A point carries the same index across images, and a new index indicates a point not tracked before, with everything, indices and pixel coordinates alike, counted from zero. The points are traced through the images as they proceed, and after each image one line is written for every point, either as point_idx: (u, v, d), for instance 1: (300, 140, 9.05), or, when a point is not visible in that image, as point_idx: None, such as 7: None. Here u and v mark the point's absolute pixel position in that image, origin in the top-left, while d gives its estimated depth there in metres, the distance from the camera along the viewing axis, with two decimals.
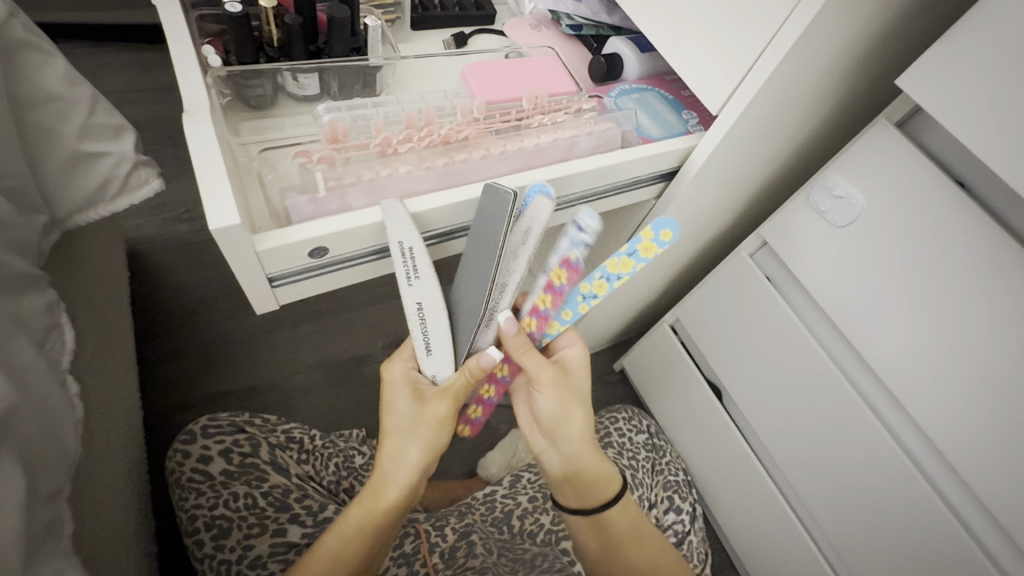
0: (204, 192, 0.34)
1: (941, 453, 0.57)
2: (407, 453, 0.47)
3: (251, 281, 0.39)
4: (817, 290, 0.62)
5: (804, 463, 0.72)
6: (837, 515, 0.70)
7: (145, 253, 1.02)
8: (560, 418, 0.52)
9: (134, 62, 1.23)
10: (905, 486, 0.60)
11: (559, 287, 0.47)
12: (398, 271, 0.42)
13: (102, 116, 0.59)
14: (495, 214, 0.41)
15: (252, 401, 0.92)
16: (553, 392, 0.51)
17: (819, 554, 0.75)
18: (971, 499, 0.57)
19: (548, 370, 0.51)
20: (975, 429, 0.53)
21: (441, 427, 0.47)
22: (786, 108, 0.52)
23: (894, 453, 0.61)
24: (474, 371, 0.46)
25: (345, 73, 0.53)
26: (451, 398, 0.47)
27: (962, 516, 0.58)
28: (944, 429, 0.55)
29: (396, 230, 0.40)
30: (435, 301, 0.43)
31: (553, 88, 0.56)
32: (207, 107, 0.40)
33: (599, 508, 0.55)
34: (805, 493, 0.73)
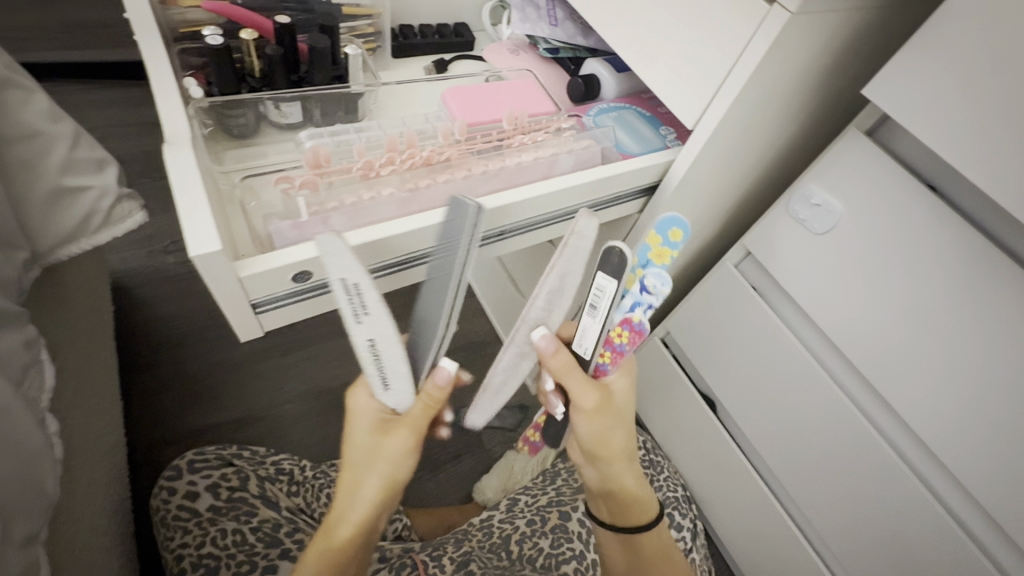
0: (184, 220, 0.34)
1: (936, 456, 0.57)
2: (367, 486, 0.45)
3: (235, 308, 0.39)
4: (803, 297, 0.63)
5: (802, 472, 0.72)
6: (839, 524, 0.69)
7: (130, 287, 1.00)
8: (598, 441, 0.51)
9: (120, 97, 1.24)
10: (904, 491, 0.60)
11: (619, 347, 0.47)
12: (345, 308, 0.38)
13: (84, 151, 0.59)
14: (461, 229, 0.38)
15: (241, 434, 0.90)
16: (594, 419, 0.48)
17: (823, 565, 0.73)
18: (966, 500, 0.57)
19: (590, 394, 0.46)
20: (966, 430, 0.53)
21: (399, 460, 0.44)
22: (759, 121, 0.54)
23: (890, 459, 0.60)
24: (433, 395, 0.42)
25: (327, 100, 0.54)
26: (409, 428, 0.43)
27: (960, 518, 0.57)
28: (935, 431, 0.55)
29: (338, 267, 0.37)
30: (387, 336, 0.38)
31: (532, 108, 0.57)
32: (188, 136, 0.40)
33: (632, 527, 0.56)
34: (803, 502, 0.73)
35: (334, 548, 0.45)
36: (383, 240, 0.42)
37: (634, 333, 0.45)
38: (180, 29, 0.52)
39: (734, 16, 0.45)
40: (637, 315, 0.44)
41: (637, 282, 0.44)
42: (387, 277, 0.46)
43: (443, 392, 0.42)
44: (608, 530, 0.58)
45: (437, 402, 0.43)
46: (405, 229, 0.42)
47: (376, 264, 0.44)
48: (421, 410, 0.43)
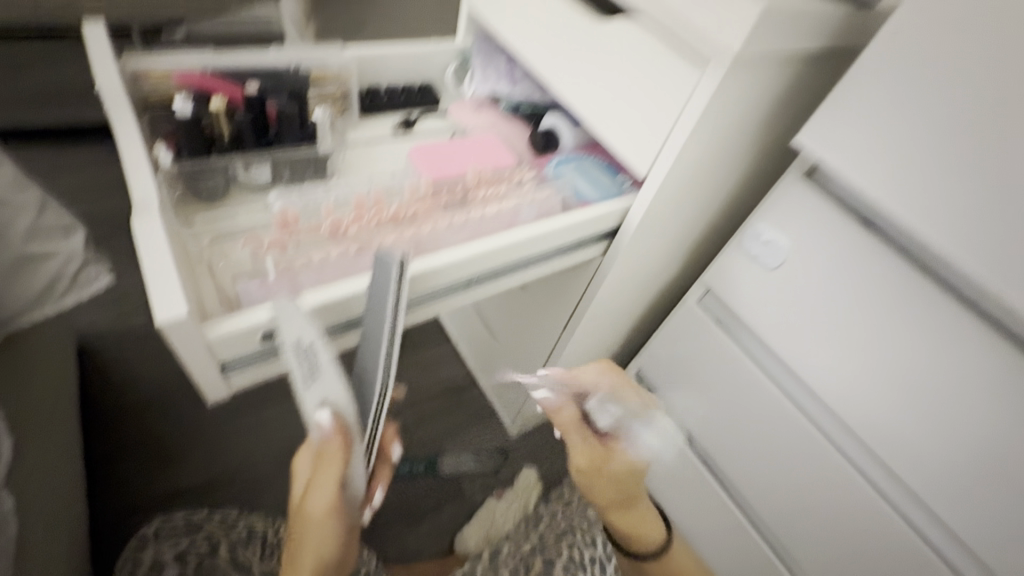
0: (151, 287, 0.35)
1: (901, 479, 0.58)
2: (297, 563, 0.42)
3: (202, 370, 0.39)
4: (763, 328, 0.66)
5: (779, 504, 0.72)
6: (819, 554, 0.69)
7: (96, 348, 0.98)
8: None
9: (90, 159, 1.25)
10: (875, 515, 0.61)
11: None
12: (297, 372, 0.39)
13: (51, 217, 0.60)
14: (387, 283, 0.40)
15: (211, 496, 0.87)
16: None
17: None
18: (934, 524, 0.57)
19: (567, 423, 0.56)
20: (924, 452, 0.54)
21: (325, 515, 0.41)
22: (706, 169, 0.58)
23: (856, 481, 0.62)
24: (331, 433, 0.39)
25: (296, 161, 0.56)
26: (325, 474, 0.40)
27: (932, 543, 0.58)
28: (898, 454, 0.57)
29: (293, 329, 0.39)
30: (339, 396, 0.38)
31: (495, 162, 0.60)
32: (157, 204, 0.41)
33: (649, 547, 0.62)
34: (782, 533, 0.73)
35: None
36: (332, 301, 0.42)
37: None
38: (151, 98, 0.54)
39: (675, 78, 0.49)
40: None
41: None
42: (344, 336, 0.47)
43: (336, 444, 0.38)
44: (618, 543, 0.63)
45: (333, 458, 0.39)
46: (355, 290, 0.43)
47: (329, 325, 0.44)
48: (327, 452, 0.39)
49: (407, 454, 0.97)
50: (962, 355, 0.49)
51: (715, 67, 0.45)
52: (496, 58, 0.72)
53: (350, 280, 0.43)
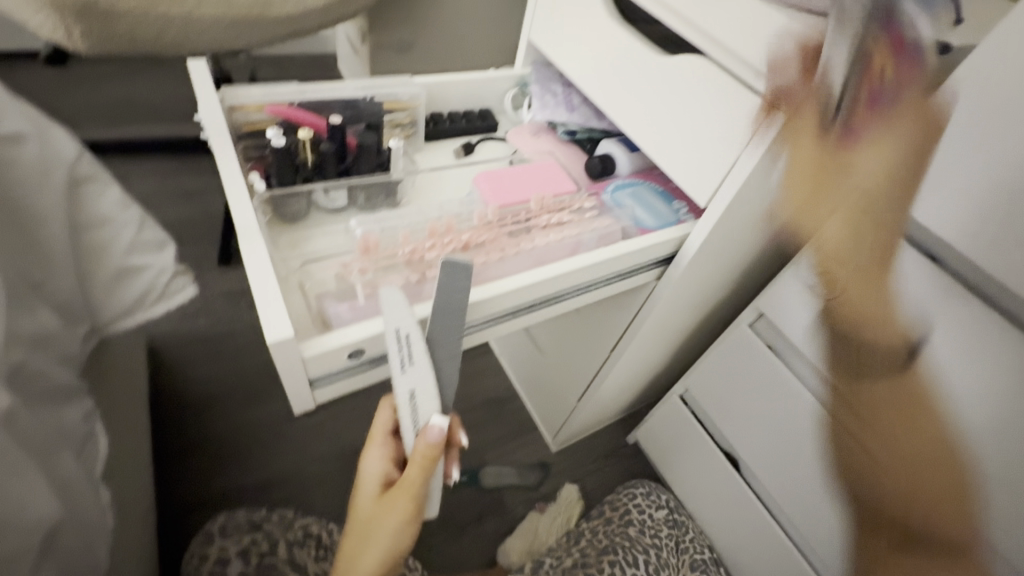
0: (262, 309, 0.38)
1: None
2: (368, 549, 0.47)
3: (294, 385, 0.43)
4: (819, 357, 0.65)
5: (824, 524, 0.71)
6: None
7: (164, 349, 1.05)
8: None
9: (160, 169, 1.33)
10: None
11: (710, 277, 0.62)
12: (393, 357, 0.43)
13: (149, 232, 0.66)
14: (457, 284, 0.44)
15: (266, 495, 0.91)
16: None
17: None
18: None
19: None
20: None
21: (395, 529, 0.47)
22: (766, 199, 0.58)
23: None
24: (426, 451, 0.43)
25: (371, 187, 0.60)
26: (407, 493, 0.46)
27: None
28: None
29: (394, 317, 0.43)
30: (426, 388, 0.43)
31: (556, 188, 0.62)
32: (257, 230, 0.45)
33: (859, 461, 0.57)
34: (824, 554, 0.72)
35: None
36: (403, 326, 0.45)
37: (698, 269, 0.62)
38: (244, 128, 0.59)
39: (739, 114, 0.51)
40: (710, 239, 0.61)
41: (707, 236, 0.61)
42: None
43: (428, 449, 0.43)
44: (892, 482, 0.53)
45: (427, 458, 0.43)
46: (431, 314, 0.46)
47: None
48: (417, 471, 0.44)
49: None
50: None
51: (785, 104, 0.47)
52: (554, 85, 0.74)
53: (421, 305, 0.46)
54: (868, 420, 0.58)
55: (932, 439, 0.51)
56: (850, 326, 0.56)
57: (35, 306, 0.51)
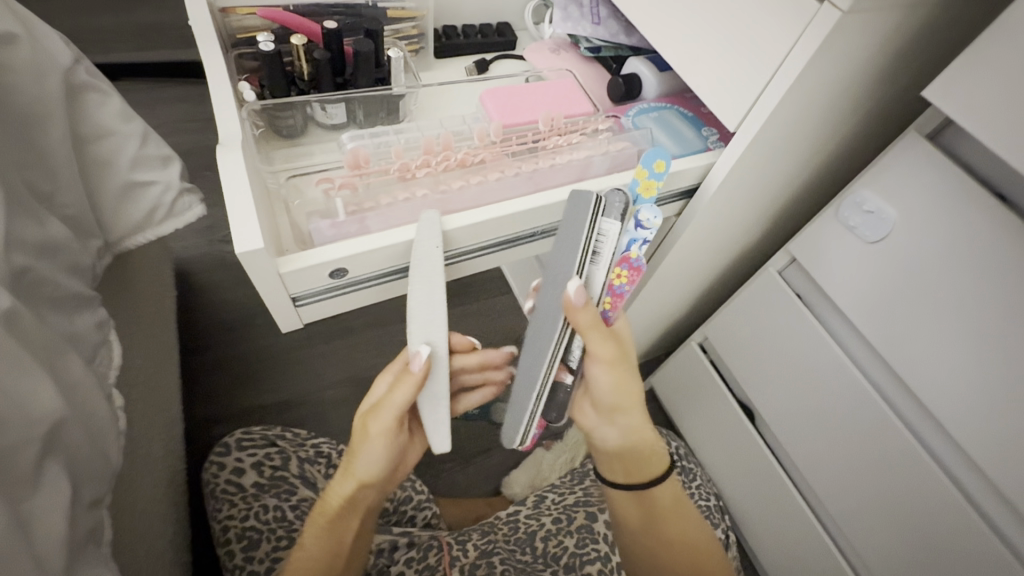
0: (231, 219, 0.37)
1: (985, 474, 0.54)
2: (353, 462, 0.48)
3: (276, 301, 0.42)
4: (850, 308, 0.60)
5: (836, 478, 0.68)
6: (871, 533, 0.66)
7: (190, 272, 1.08)
8: (616, 395, 0.51)
9: (185, 94, 1.32)
10: (932, 495, 0.58)
11: (619, 289, 0.47)
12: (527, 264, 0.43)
13: (152, 148, 0.65)
14: (584, 218, 0.43)
15: (284, 414, 0.95)
16: (614, 368, 0.49)
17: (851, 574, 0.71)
18: (996, 500, 0.54)
19: (610, 349, 0.47)
20: (1009, 434, 0.49)
21: (379, 440, 0.46)
22: (807, 124, 0.52)
23: (919, 460, 0.58)
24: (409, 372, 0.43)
25: (370, 101, 0.56)
26: (388, 411, 0.45)
27: (987, 515, 0.55)
28: (972, 436, 0.52)
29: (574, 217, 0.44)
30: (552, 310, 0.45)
31: (570, 109, 0.57)
32: (240, 139, 0.43)
33: (645, 485, 0.55)
34: (834, 508, 0.70)
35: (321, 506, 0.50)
36: (387, 247, 0.43)
37: (631, 271, 0.47)
38: (238, 35, 0.55)
39: (783, 15, 0.43)
40: (635, 252, 0.46)
41: (632, 219, 0.46)
42: (402, 279, 0.47)
43: (586, 317, 0.44)
44: (622, 491, 0.56)
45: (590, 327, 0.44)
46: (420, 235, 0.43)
47: (393, 268, 0.45)
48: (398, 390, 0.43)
49: None
50: None
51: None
52: None
53: (408, 226, 0.44)
54: (664, 522, 0.55)
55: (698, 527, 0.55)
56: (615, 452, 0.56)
57: (41, 214, 0.51)
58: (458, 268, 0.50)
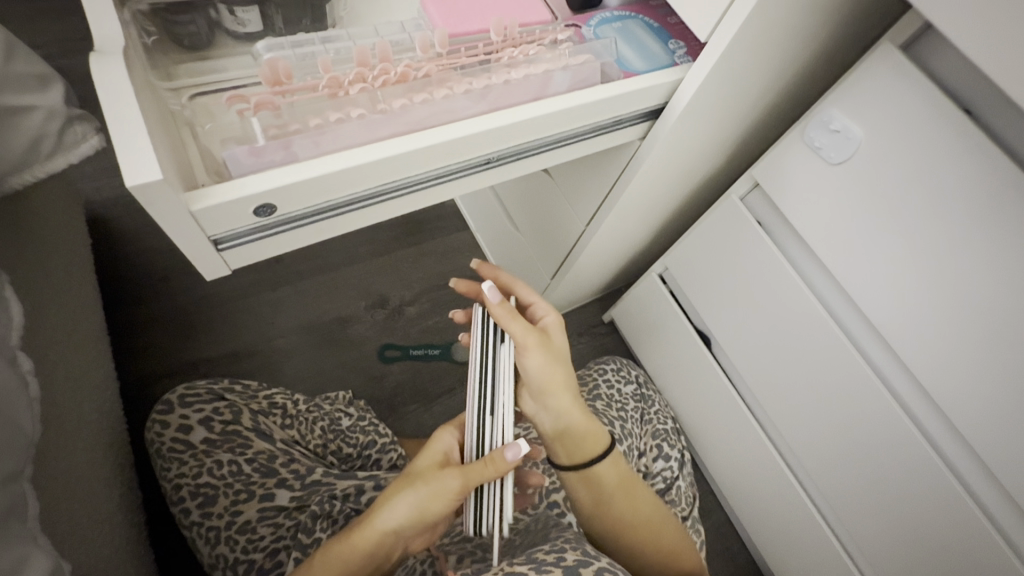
0: (117, 144, 0.30)
1: (915, 378, 0.58)
2: (396, 505, 0.45)
3: (191, 244, 0.36)
4: (809, 234, 0.60)
5: (786, 397, 0.72)
6: (815, 443, 0.70)
7: (106, 217, 0.96)
8: (546, 379, 0.50)
9: (74, 6, 1.11)
10: (874, 409, 0.61)
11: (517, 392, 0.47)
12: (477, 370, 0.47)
13: (20, 66, 0.55)
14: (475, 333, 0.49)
15: (234, 366, 0.90)
16: (543, 351, 0.49)
17: (795, 481, 0.77)
18: (927, 405, 0.58)
19: (534, 334, 0.48)
20: (949, 346, 0.52)
21: (439, 500, 0.44)
22: (780, 32, 0.48)
23: (869, 380, 0.61)
24: (496, 459, 0.44)
25: (288, 4, 0.48)
26: (458, 473, 0.44)
27: (918, 419, 0.60)
28: (914, 349, 0.55)
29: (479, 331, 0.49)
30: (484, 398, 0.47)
31: (524, 17, 0.50)
32: (122, 45, 0.34)
33: (589, 463, 0.54)
34: (782, 423, 0.74)
35: (349, 542, 0.45)
36: (321, 177, 0.37)
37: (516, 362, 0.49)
38: None
39: None
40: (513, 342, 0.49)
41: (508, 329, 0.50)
42: (342, 217, 0.42)
43: (496, 313, 0.47)
44: (568, 471, 0.55)
45: (507, 319, 0.47)
46: (357, 162, 0.37)
47: (327, 203, 0.40)
48: (479, 466, 0.44)
49: (421, 341, 0.97)
50: (1018, 274, 0.46)
51: None
52: None
53: (345, 153, 0.38)
54: (613, 502, 0.55)
55: (639, 504, 0.56)
56: (561, 439, 0.54)
57: None
58: (405, 203, 0.45)
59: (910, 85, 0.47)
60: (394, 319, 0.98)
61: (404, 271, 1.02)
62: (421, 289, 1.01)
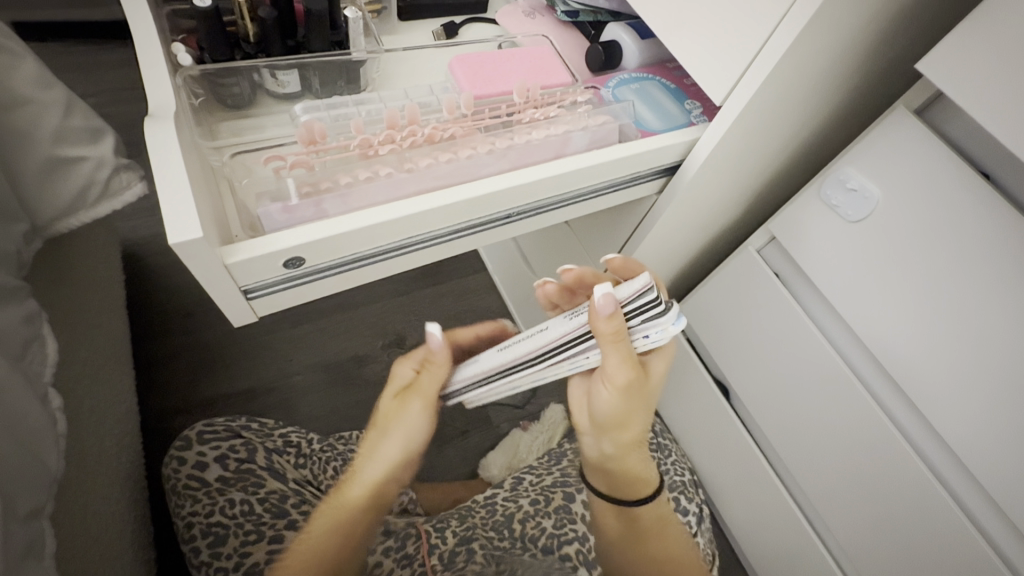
0: (164, 204, 0.32)
1: (957, 456, 0.55)
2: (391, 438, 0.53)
3: (223, 295, 0.37)
4: (828, 289, 0.59)
5: (809, 454, 0.69)
6: (841, 505, 0.67)
7: (140, 254, 1.00)
8: (617, 416, 0.49)
9: (130, 58, 1.21)
10: (900, 470, 0.59)
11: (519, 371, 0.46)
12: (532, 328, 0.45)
13: (77, 120, 0.59)
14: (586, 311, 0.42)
15: (250, 404, 0.91)
16: (625, 394, 0.47)
17: (822, 546, 0.73)
18: (959, 470, 0.56)
19: (622, 359, 0.42)
20: (975, 410, 0.50)
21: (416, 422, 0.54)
22: (795, 96, 0.49)
23: (894, 440, 0.59)
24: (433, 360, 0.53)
25: (326, 69, 0.51)
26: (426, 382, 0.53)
27: (947, 481, 0.57)
28: (944, 410, 0.53)
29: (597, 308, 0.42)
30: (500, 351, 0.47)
31: (546, 79, 0.53)
32: (174, 110, 0.37)
33: (630, 500, 0.56)
34: (806, 481, 0.71)
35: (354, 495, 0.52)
36: (350, 233, 0.39)
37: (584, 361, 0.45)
38: None
39: None
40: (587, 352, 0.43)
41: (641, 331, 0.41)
42: (366, 269, 0.43)
43: (598, 323, 0.39)
44: (604, 497, 0.58)
45: (606, 336, 0.40)
46: (383, 218, 0.39)
47: (353, 256, 0.41)
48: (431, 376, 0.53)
49: None
50: None
51: None
52: None
53: (371, 210, 0.39)
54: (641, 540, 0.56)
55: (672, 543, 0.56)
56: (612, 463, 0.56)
57: None
58: (428, 255, 0.46)
59: (925, 149, 0.48)
60: None
61: (422, 312, 1.04)
62: None
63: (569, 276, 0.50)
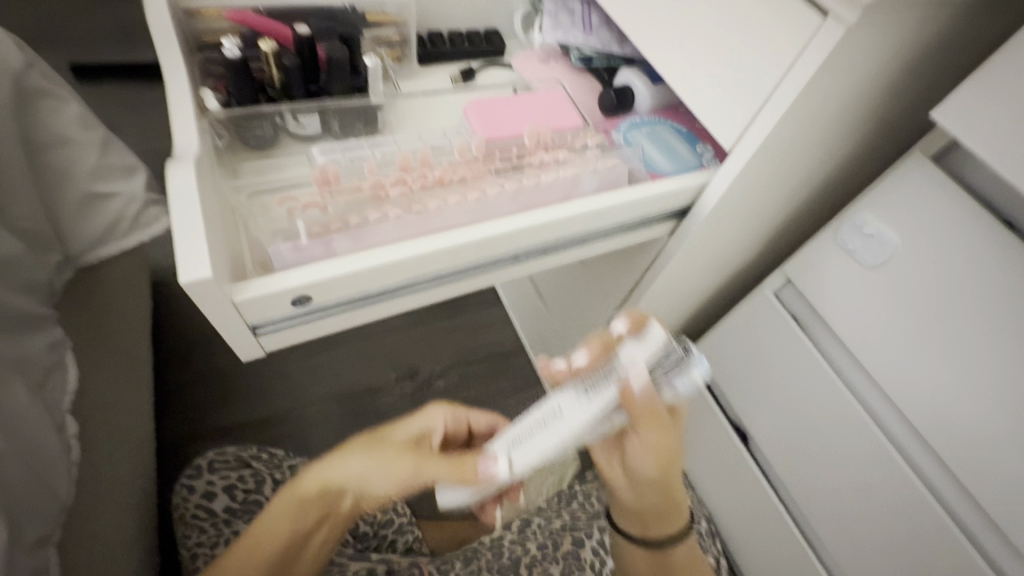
0: (177, 245, 0.33)
1: (991, 518, 0.50)
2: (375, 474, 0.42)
3: (233, 332, 0.38)
4: (847, 335, 0.57)
5: (832, 509, 0.65)
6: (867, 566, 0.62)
7: (168, 281, 1.04)
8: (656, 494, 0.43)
9: None
10: (930, 532, 0.55)
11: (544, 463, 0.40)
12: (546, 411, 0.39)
13: (111, 157, 0.65)
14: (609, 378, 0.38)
15: (263, 432, 0.91)
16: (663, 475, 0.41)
17: None
18: (995, 534, 0.51)
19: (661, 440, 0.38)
20: (1015, 476, 0.46)
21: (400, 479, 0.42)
22: (806, 142, 0.49)
23: (921, 498, 0.55)
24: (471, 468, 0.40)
25: (346, 112, 0.53)
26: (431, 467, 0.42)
27: (981, 545, 0.52)
28: (975, 470, 0.49)
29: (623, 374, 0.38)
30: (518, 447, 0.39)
31: (557, 122, 0.54)
32: (197, 154, 0.39)
33: None
34: (830, 539, 0.66)
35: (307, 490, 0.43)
36: (356, 273, 0.39)
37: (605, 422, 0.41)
38: (204, 38, 0.51)
39: (786, 28, 0.41)
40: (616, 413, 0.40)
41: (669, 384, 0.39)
42: (373, 307, 0.44)
43: (640, 404, 0.36)
44: None
45: (643, 417, 0.37)
46: (388, 259, 0.40)
47: (360, 295, 0.42)
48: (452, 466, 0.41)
49: None
50: None
51: (842, 12, 0.37)
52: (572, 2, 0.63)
53: (378, 250, 0.40)
54: None
55: None
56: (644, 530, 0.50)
57: None
58: (436, 294, 0.47)
59: (944, 196, 0.47)
60: (423, 392, 0.98)
61: (436, 344, 1.04)
62: (451, 363, 1.02)
63: (581, 371, 0.41)
